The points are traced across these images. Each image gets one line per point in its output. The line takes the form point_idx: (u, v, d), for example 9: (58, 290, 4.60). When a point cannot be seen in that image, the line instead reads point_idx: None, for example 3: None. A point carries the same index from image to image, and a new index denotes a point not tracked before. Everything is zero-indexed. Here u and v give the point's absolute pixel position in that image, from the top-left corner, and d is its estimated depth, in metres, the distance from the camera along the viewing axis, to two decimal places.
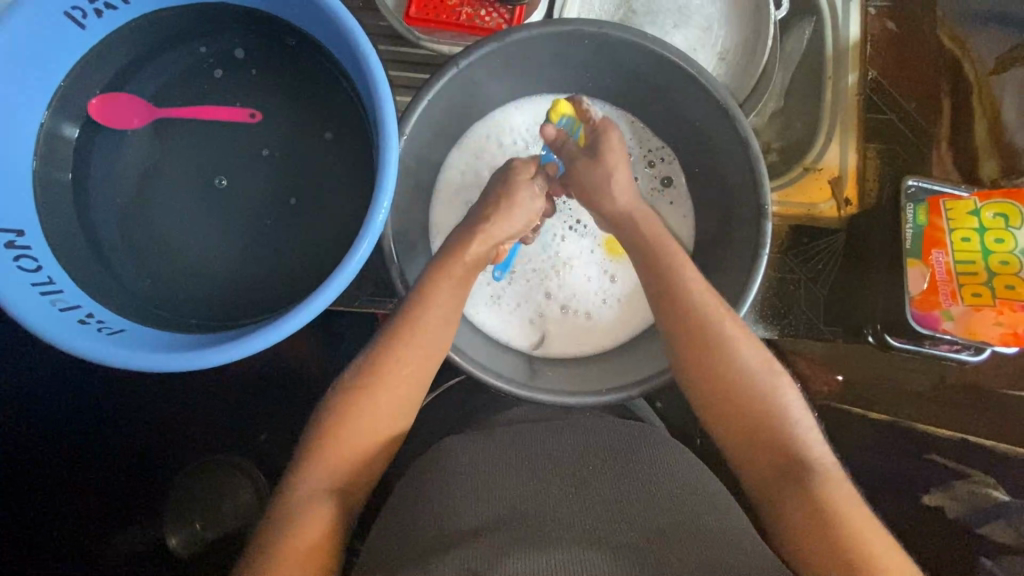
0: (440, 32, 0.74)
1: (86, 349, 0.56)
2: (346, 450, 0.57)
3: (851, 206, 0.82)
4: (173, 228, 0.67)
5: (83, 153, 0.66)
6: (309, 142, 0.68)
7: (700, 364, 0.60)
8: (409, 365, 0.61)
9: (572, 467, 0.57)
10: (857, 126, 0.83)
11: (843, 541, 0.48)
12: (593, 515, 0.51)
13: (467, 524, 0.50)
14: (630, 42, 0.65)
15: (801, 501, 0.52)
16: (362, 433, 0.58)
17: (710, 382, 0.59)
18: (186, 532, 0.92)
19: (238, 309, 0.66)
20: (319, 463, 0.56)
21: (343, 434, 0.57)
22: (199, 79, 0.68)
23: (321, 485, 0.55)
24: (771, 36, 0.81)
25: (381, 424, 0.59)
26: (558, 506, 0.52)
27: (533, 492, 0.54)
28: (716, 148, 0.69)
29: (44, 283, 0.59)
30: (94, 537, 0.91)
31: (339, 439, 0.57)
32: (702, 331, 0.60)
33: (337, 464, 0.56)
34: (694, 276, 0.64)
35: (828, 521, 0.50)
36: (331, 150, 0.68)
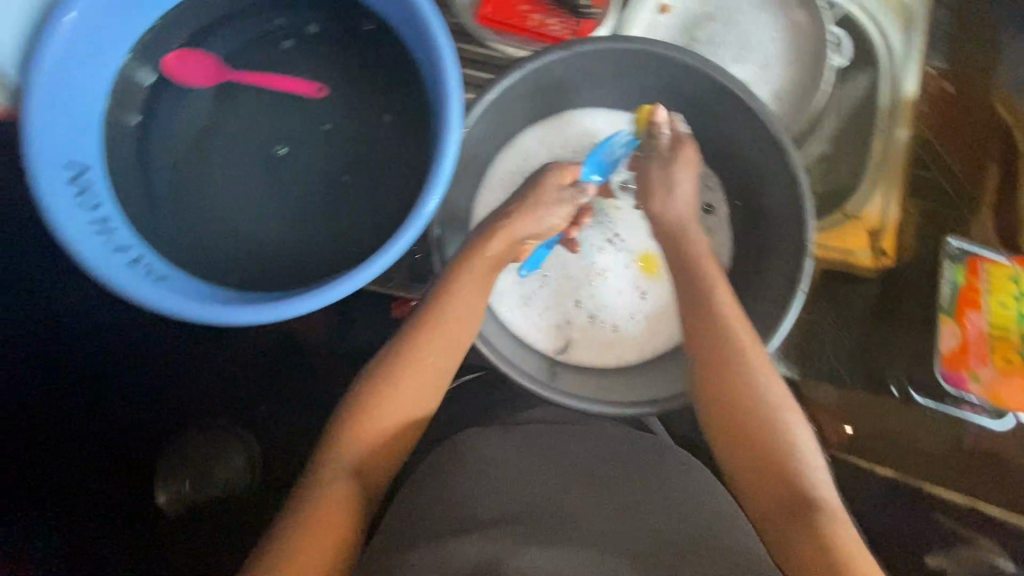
0: (507, 34, 0.76)
1: (135, 290, 0.57)
2: (371, 436, 0.59)
3: (888, 257, 0.81)
4: (225, 188, 0.69)
5: (151, 102, 0.69)
6: (368, 122, 0.70)
7: (715, 384, 0.60)
8: (429, 352, 0.62)
9: (592, 472, 0.57)
10: (902, 180, 0.84)
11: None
12: (609, 523, 0.51)
13: (481, 518, 0.51)
14: (693, 67, 0.66)
15: (804, 539, 0.51)
16: (386, 420, 0.59)
17: (721, 403, 0.59)
18: (174, 488, 0.90)
19: (275, 272, 0.67)
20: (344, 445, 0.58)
21: (367, 420, 0.59)
22: (270, 48, 0.70)
23: (345, 467, 0.57)
24: (829, 81, 0.82)
25: (406, 411, 0.60)
26: (575, 509, 0.53)
27: (550, 493, 0.54)
28: (763, 182, 0.70)
29: (101, 222, 0.61)
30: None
31: (364, 425, 0.59)
32: (722, 354, 0.60)
33: (361, 448, 0.58)
34: (722, 301, 0.63)
35: (827, 561, 0.48)
36: (389, 133, 0.69)
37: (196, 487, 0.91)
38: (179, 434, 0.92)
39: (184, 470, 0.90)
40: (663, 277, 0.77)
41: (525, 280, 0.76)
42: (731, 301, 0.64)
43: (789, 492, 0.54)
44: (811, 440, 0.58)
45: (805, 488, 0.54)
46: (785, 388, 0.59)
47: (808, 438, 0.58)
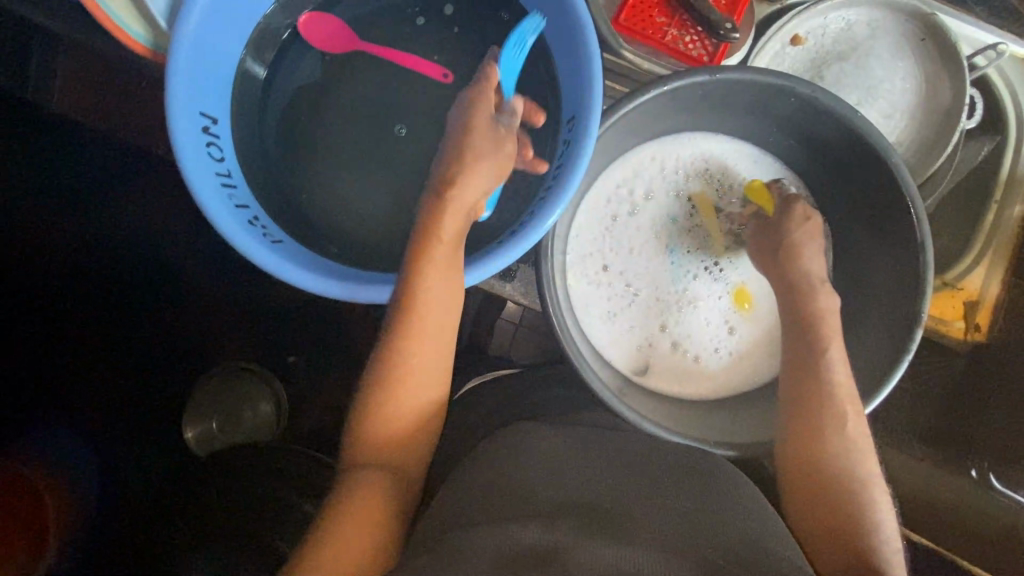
0: (641, 45, 0.74)
1: (252, 250, 0.57)
2: (389, 428, 0.60)
3: (981, 333, 0.79)
4: (338, 159, 0.68)
5: (280, 60, 0.69)
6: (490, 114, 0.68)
7: (802, 438, 0.61)
8: (421, 348, 0.60)
9: (649, 480, 0.55)
10: (1010, 257, 0.81)
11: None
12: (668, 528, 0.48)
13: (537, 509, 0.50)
14: (835, 113, 0.64)
15: None
16: (399, 414, 0.60)
17: (807, 455, 0.60)
18: (204, 427, 0.95)
19: (378, 250, 0.67)
20: (367, 439, 0.61)
21: (377, 416, 0.60)
22: (404, 23, 0.69)
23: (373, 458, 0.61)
24: (954, 143, 0.79)
25: (415, 405, 0.61)
26: (631, 509, 0.50)
27: (606, 493, 0.52)
28: (877, 238, 0.69)
29: (224, 175, 0.61)
30: (152, 412, 0.95)
31: (377, 420, 0.60)
32: (814, 408, 0.61)
33: (380, 441, 0.60)
34: (829, 359, 0.63)
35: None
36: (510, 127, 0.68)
37: (224, 428, 0.96)
38: (213, 373, 0.96)
39: (215, 409, 0.95)
40: (754, 315, 0.77)
41: (616, 295, 0.75)
42: (839, 361, 0.63)
43: (863, 553, 0.54)
44: (887, 509, 0.59)
45: (878, 553, 0.54)
46: (880, 467, 0.60)
47: (884, 504, 0.59)
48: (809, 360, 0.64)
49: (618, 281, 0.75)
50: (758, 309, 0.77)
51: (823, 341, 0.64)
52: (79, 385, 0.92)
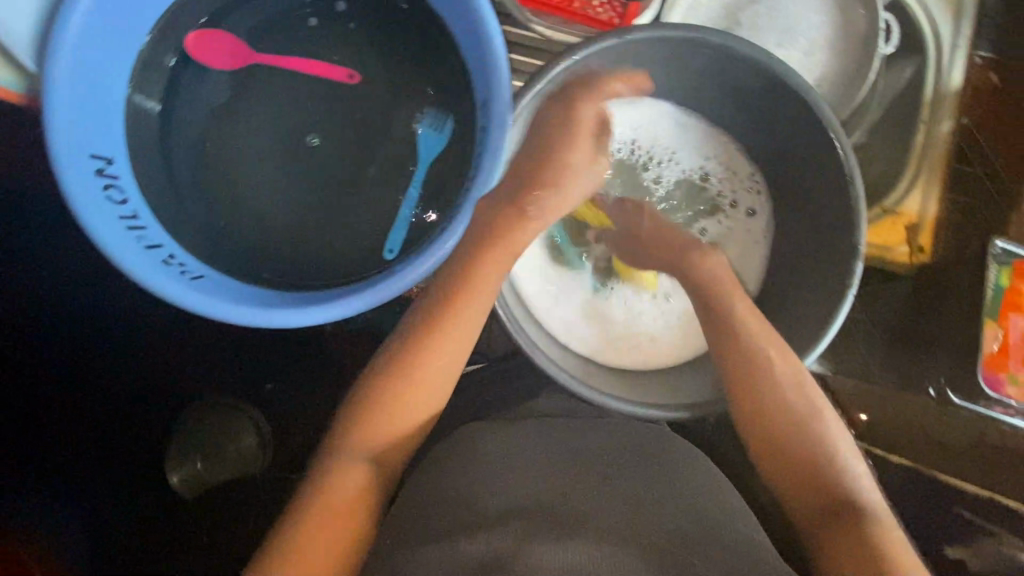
0: (550, 16, 0.72)
1: (171, 293, 0.54)
2: (389, 426, 0.60)
3: (925, 255, 0.79)
4: (253, 180, 0.65)
5: (174, 86, 0.65)
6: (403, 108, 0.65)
7: (766, 402, 0.61)
8: (434, 364, 0.61)
9: (593, 463, 0.60)
10: (944, 175, 0.82)
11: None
12: (617, 518, 0.53)
13: (493, 511, 0.53)
14: (748, 60, 0.63)
15: (851, 543, 0.54)
16: (401, 412, 0.60)
17: (770, 417, 0.61)
18: (187, 467, 0.92)
19: (308, 267, 0.64)
20: (356, 433, 0.59)
21: (377, 411, 0.60)
22: (296, 27, 0.66)
23: (357, 452, 0.58)
24: (876, 70, 0.78)
25: (418, 404, 0.61)
26: (582, 504, 0.54)
27: (557, 489, 0.56)
28: (810, 180, 0.69)
29: (129, 217, 0.58)
30: (116, 467, 0.89)
31: (376, 414, 0.60)
32: (759, 368, 0.62)
33: (373, 436, 0.59)
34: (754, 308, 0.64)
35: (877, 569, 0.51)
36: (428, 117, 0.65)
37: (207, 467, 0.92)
38: (183, 414, 0.91)
39: (193, 448, 0.92)
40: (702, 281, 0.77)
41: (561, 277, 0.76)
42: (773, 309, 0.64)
43: (836, 499, 0.57)
44: (852, 447, 0.61)
45: (850, 493, 0.57)
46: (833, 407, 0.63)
47: (848, 442, 0.61)
48: (745, 323, 0.64)
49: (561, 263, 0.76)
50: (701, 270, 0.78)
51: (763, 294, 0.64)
52: (19, 458, 0.83)
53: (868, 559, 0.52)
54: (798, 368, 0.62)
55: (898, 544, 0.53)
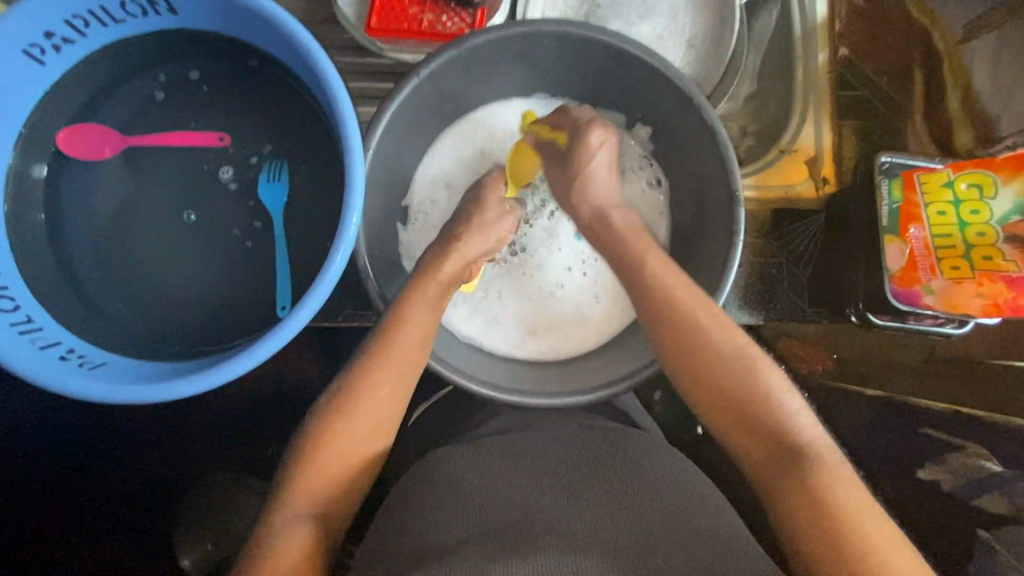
0: (403, 41, 0.73)
1: (69, 385, 0.55)
2: (337, 469, 0.56)
3: (829, 185, 0.83)
4: (150, 259, 0.66)
5: (55, 189, 0.65)
6: (277, 158, 0.67)
7: (684, 367, 0.60)
8: (379, 389, 0.59)
9: (559, 474, 0.56)
10: (831, 103, 0.84)
11: (835, 537, 0.47)
12: (585, 525, 0.49)
13: (444, 539, 0.49)
14: (590, 37, 0.65)
15: (802, 495, 0.51)
16: (348, 454, 0.57)
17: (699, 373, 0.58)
18: (196, 550, 0.91)
19: (221, 334, 0.65)
20: (299, 490, 0.55)
21: (321, 460, 0.56)
22: (160, 106, 0.67)
23: (302, 511, 0.54)
24: (738, 19, 0.79)
25: (363, 444, 0.58)
26: (542, 514, 0.51)
27: (514, 503, 0.52)
28: (686, 136, 0.69)
29: (22, 322, 0.58)
30: (121, 560, 0.92)
31: (320, 462, 0.56)
32: (672, 329, 0.60)
33: (316, 490, 0.55)
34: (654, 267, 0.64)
35: (816, 511, 0.49)
36: (277, 160, 0.67)
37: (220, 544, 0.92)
38: (186, 500, 0.92)
39: (201, 528, 0.91)
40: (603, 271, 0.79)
41: (477, 306, 0.77)
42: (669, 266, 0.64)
43: (778, 443, 0.54)
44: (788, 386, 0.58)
45: (790, 435, 0.55)
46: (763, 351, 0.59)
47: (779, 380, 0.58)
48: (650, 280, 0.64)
49: (476, 294, 0.78)
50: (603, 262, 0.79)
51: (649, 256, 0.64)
52: (34, 557, 0.91)
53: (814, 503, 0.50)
54: (708, 320, 0.60)
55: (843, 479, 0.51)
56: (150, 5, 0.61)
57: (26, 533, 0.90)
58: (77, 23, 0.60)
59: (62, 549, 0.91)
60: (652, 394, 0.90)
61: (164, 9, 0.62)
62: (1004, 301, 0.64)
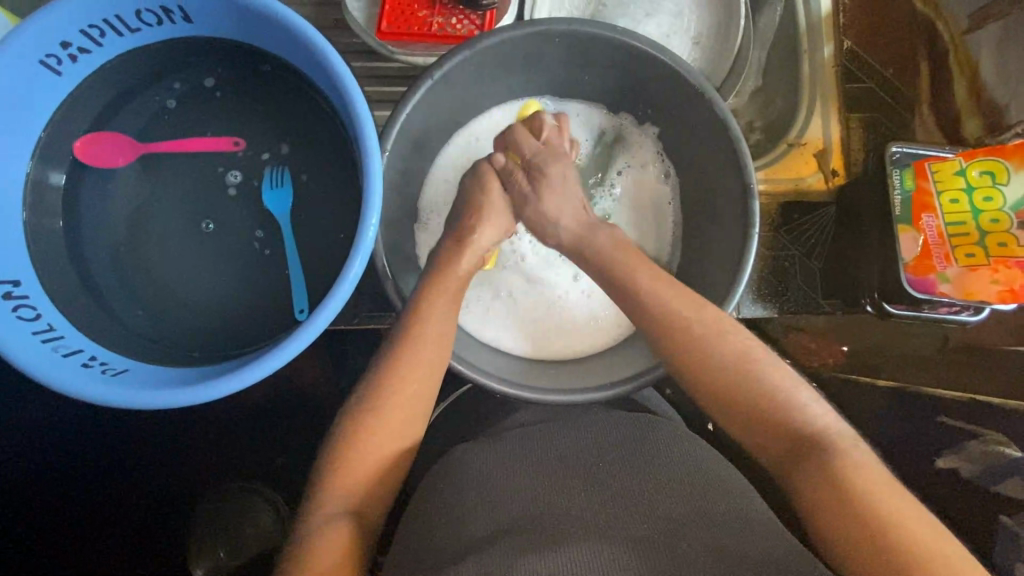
0: (413, 44, 0.74)
1: (91, 392, 0.56)
2: (367, 469, 0.56)
3: (839, 176, 0.83)
4: (167, 265, 0.66)
5: (72, 198, 0.65)
6: (283, 164, 0.67)
7: (699, 365, 0.59)
8: (405, 387, 0.60)
9: (581, 467, 0.56)
10: (837, 96, 0.83)
11: (865, 522, 0.47)
12: (609, 516, 0.49)
13: (468, 535, 0.49)
14: (600, 36, 0.65)
15: (826, 483, 0.50)
16: (379, 452, 0.57)
17: (707, 374, 0.59)
18: (209, 560, 0.90)
19: (239, 338, 0.66)
20: (332, 489, 0.55)
21: (353, 459, 0.56)
22: (176, 113, 0.67)
23: (335, 509, 0.54)
24: (744, 15, 0.80)
25: (394, 441, 0.58)
26: (566, 509, 0.51)
27: (537, 498, 0.52)
28: (696, 131, 0.70)
29: (44, 330, 0.59)
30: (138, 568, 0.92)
31: (354, 461, 0.56)
32: (689, 323, 0.61)
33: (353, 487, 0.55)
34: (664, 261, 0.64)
35: (841, 496, 0.49)
36: (277, 166, 0.67)
37: (234, 553, 0.91)
38: (202, 507, 0.92)
39: (216, 537, 0.90)
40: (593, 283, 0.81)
41: (482, 308, 0.77)
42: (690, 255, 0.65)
43: (794, 436, 0.54)
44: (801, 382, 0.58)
45: (806, 426, 0.55)
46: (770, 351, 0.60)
47: (791, 377, 0.58)
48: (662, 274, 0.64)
49: (480, 297, 0.78)
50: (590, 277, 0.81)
51: None
52: (52, 567, 0.91)
53: (838, 495, 0.49)
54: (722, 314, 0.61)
55: (869, 468, 0.51)
56: (166, 13, 0.62)
57: (44, 542, 0.90)
58: (93, 33, 0.60)
59: (79, 559, 0.91)
60: (666, 391, 0.90)
61: (179, 17, 0.62)
62: (1019, 285, 0.67)
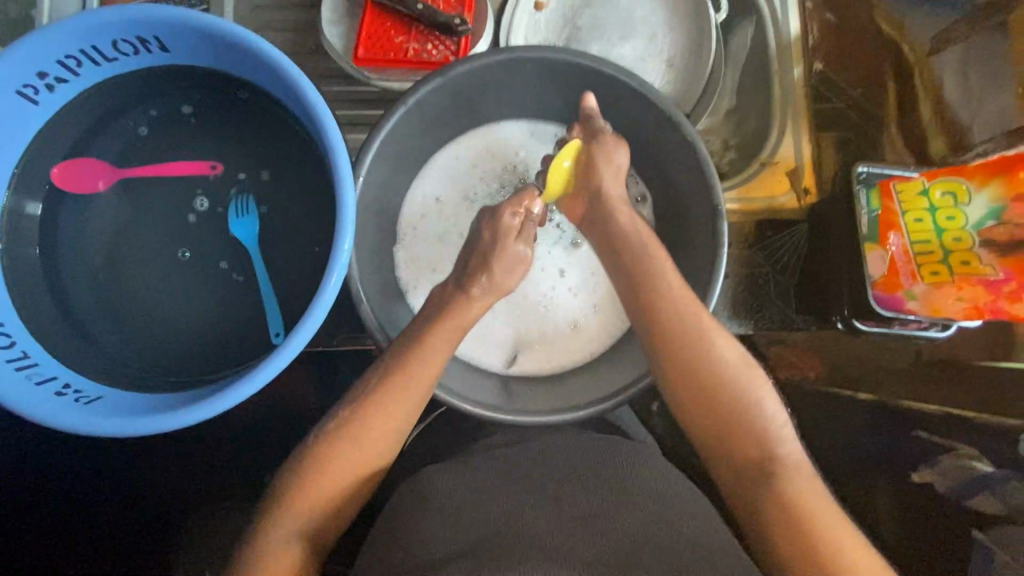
0: (390, 69, 0.75)
1: (63, 420, 0.56)
2: (331, 489, 0.57)
3: (810, 195, 0.85)
4: (144, 290, 0.67)
5: (50, 225, 0.66)
6: (245, 192, 0.68)
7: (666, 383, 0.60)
8: (380, 407, 0.60)
9: (554, 487, 0.56)
10: (809, 116, 0.85)
11: (813, 544, 0.48)
12: (578, 538, 0.49)
13: (436, 558, 0.49)
14: (570, 62, 0.67)
15: (780, 500, 0.52)
16: (348, 473, 0.57)
17: (683, 383, 0.60)
18: None
19: (216, 361, 0.66)
20: (293, 508, 0.55)
21: (321, 480, 0.56)
22: (154, 140, 0.68)
23: (292, 526, 0.54)
24: (714, 38, 0.82)
25: (364, 464, 0.58)
26: (534, 531, 0.51)
27: (506, 519, 0.52)
28: (666, 151, 0.71)
29: (18, 358, 0.59)
30: None
31: (319, 481, 0.56)
32: (663, 345, 0.61)
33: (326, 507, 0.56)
34: (635, 282, 0.66)
35: (794, 518, 0.50)
36: (242, 193, 0.68)
37: None
38: (184, 528, 0.92)
39: None
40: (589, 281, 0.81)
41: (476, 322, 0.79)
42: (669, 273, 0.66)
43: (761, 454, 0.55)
44: (773, 398, 0.59)
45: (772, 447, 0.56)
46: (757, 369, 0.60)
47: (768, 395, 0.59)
48: (634, 294, 0.65)
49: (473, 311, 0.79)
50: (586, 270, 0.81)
51: (645, 267, 0.66)
52: None
53: (786, 507, 0.51)
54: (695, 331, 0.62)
55: (815, 486, 0.53)
56: (141, 44, 0.62)
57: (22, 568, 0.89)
58: (70, 63, 0.61)
59: None
60: (648, 406, 0.91)
61: (155, 47, 0.63)
62: (984, 303, 0.66)
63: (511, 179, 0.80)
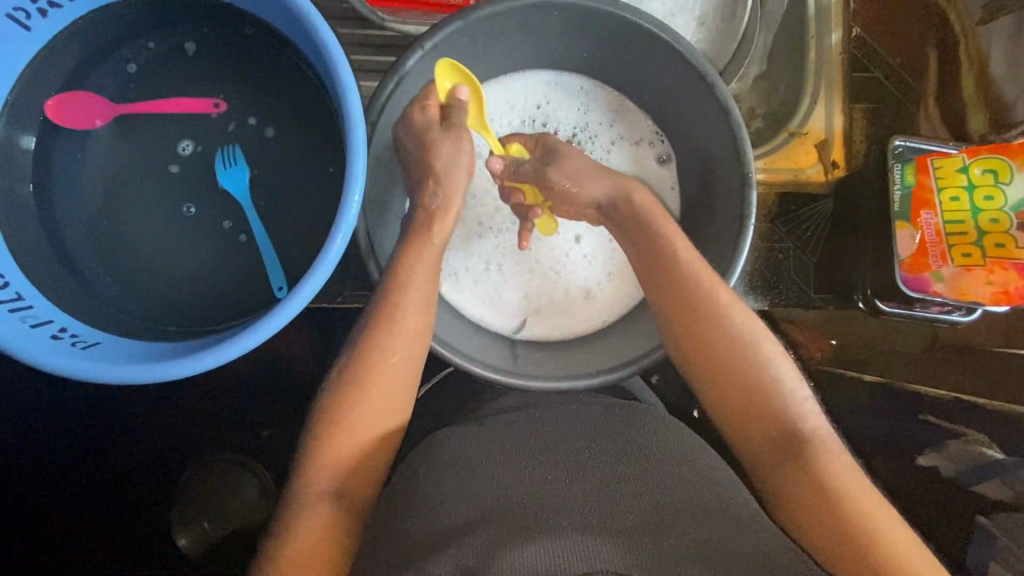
0: (408, 12, 0.73)
1: (62, 366, 0.53)
2: (351, 447, 0.55)
3: (838, 169, 0.82)
4: (143, 235, 0.64)
5: (44, 162, 0.62)
6: (234, 141, 0.65)
7: (697, 356, 0.58)
8: (390, 367, 0.58)
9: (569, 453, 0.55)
10: (843, 86, 0.82)
11: (846, 531, 0.48)
12: (597, 507, 0.48)
13: (450, 522, 0.48)
14: (601, 10, 0.63)
15: (807, 489, 0.51)
16: (361, 433, 0.56)
17: (707, 370, 0.57)
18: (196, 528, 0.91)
19: (219, 311, 0.64)
20: (315, 466, 0.54)
21: (330, 439, 0.55)
22: (154, 75, 0.64)
23: (315, 485, 0.53)
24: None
25: (377, 425, 0.57)
26: (551, 498, 0.50)
27: (522, 485, 0.51)
28: (697, 115, 0.68)
29: (12, 300, 0.56)
30: (122, 538, 0.91)
31: (335, 440, 0.55)
32: (697, 312, 0.59)
33: (334, 465, 0.54)
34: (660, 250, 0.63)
35: (824, 505, 0.50)
36: (227, 143, 0.65)
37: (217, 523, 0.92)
38: (184, 478, 0.91)
39: (201, 508, 0.91)
40: (601, 244, 0.78)
41: (483, 282, 0.76)
42: (698, 246, 0.62)
43: (787, 439, 0.54)
44: (796, 375, 0.57)
45: (797, 428, 0.54)
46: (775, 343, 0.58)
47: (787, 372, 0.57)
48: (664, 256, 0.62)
49: (480, 270, 0.76)
50: (599, 229, 0.78)
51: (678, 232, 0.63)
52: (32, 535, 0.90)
53: (815, 495, 0.50)
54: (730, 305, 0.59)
55: (844, 468, 0.52)
56: None
57: (24, 510, 0.90)
58: None
59: (61, 528, 0.90)
60: (652, 379, 0.90)
61: None
62: (1014, 287, 0.66)
63: (529, 123, 0.76)
